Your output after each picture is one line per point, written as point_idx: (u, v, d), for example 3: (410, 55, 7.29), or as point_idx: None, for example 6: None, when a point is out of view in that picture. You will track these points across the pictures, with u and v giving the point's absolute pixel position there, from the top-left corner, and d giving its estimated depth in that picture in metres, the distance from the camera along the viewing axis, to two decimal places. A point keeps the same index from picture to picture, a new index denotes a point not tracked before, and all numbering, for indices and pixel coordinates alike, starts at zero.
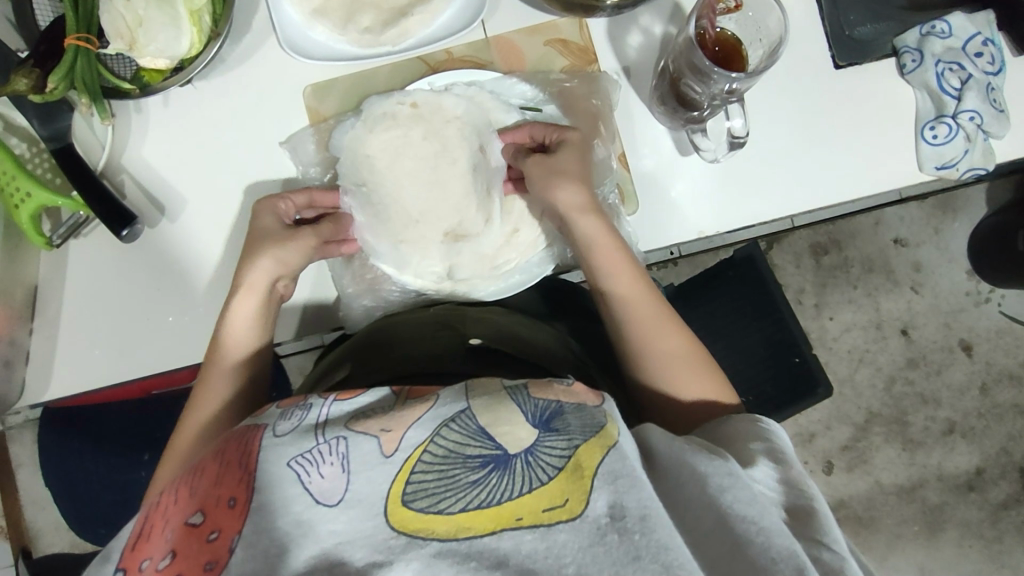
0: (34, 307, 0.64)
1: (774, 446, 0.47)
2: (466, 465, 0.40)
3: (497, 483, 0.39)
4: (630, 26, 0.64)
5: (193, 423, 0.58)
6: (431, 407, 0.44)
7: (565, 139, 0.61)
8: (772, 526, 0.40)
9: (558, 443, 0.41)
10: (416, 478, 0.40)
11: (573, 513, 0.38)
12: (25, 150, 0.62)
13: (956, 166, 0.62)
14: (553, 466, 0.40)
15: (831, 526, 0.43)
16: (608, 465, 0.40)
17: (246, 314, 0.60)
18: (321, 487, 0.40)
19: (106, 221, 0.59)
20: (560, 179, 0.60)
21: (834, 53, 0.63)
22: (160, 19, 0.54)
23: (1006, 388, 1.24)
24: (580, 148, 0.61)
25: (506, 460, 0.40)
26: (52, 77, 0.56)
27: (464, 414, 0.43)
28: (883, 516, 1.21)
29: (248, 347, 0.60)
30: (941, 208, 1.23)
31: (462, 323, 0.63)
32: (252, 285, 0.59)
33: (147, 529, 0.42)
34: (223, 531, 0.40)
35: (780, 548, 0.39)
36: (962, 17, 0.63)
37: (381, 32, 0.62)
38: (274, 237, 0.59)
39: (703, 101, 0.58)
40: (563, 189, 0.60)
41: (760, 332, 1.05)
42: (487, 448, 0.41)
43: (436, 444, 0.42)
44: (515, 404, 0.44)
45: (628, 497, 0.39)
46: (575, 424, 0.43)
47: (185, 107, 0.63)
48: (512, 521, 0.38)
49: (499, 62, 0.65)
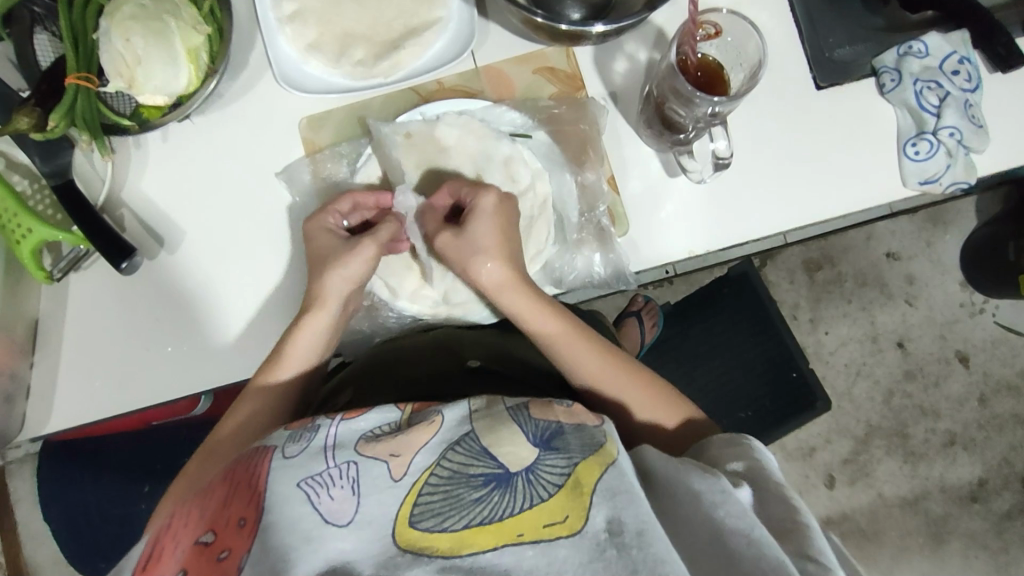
0: (35, 340, 0.65)
1: (754, 463, 0.48)
2: (469, 484, 0.41)
3: (499, 501, 0.40)
4: (616, 53, 0.66)
5: (222, 437, 0.58)
6: (436, 431, 0.45)
7: (479, 208, 0.59)
8: (763, 536, 0.40)
9: (559, 461, 0.43)
10: (422, 499, 0.41)
11: (573, 529, 0.40)
12: (26, 186, 0.63)
13: (939, 180, 0.63)
14: (553, 483, 0.41)
15: (817, 536, 0.42)
16: (607, 481, 0.42)
17: (314, 331, 0.60)
18: (331, 508, 0.42)
19: (105, 254, 0.60)
20: (477, 256, 0.58)
21: (814, 75, 0.65)
22: (158, 58, 0.56)
23: (1004, 398, 1.24)
24: (498, 205, 0.59)
25: (508, 478, 0.41)
26: (53, 115, 0.57)
27: (468, 437, 0.44)
28: (887, 529, 1.21)
29: (305, 364, 0.61)
30: (932, 221, 1.24)
31: (459, 346, 0.63)
32: (327, 301, 0.60)
33: (159, 549, 0.44)
34: (234, 549, 0.41)
35: (771, 558, 0.39)
36: (938, 37, 0.66)
37: (373, 64, 0.64)
38: (337, 258, 0.59)
39: (687, 124, 0.59)
40: (482, 267, 0.58)
41: (757, 347, 1.12)
42: (490, 467, 0.42)
43: (442, 467, 0.43)
44: (517, 426, 0.45)
45: (625, 512, 0.40)
46: (574, 442, 0.44)
47: (183, 142, 0.65)
48: (515, 537, 0.39)
49: (488, 91, 0.66)
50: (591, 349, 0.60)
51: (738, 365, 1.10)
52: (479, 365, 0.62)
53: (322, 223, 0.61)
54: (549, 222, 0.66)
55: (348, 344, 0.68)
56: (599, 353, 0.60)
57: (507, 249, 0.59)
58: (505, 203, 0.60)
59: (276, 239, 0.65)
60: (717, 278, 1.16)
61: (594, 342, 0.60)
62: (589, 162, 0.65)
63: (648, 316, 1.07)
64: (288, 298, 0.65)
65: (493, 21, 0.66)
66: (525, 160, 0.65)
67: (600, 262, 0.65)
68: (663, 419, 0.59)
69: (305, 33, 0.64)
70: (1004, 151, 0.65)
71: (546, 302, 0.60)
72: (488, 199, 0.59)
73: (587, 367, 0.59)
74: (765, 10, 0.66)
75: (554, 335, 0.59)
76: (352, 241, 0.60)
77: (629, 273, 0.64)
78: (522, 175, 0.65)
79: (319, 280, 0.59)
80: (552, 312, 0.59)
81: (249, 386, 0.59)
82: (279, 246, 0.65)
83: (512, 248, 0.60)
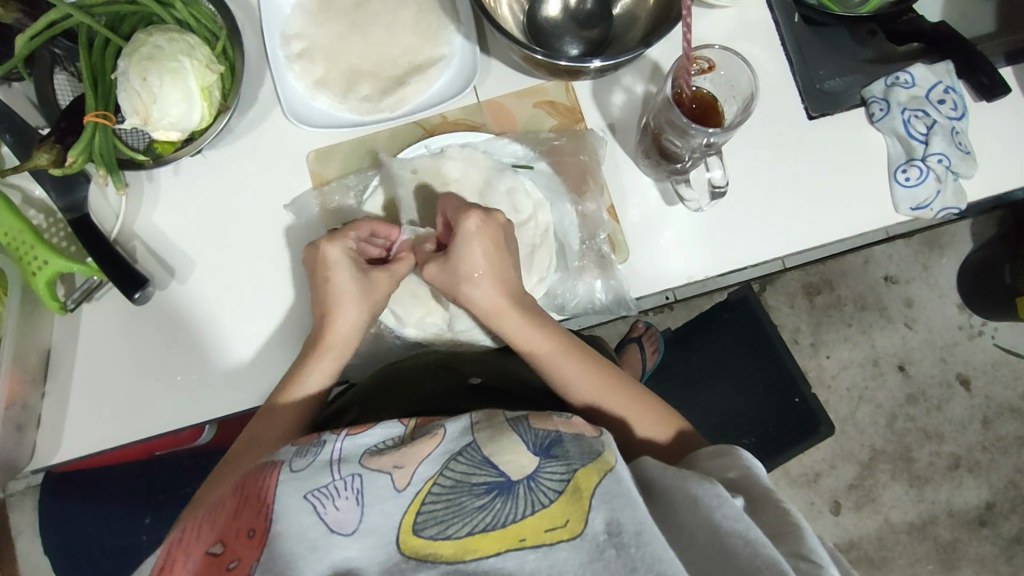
0: (47, 371, 0.66)
1: (748, 471, 0.48)
2: (472, 492, 0.42)
3: (501, 508, 0.41)
4: (613, 86, 0.68)
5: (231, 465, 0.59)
6: (438, 443, 0.46)
7: (462, 231, 0.59)
8: (759, 538, 0.41)
9: (559, 468, 0.43)
10: (426, 508, 0.42)
11: (574, 532, 0.40)
12: (42, 220, 0.65)
13: (929, 206, 0.65)
14: (554, 489, 0.42)
15: (811, 538, 0.43)
16: (605, 486, 0.42)
17: (325, 371, 0.61)
18: (336, 518, 0.43)
19: (120, 284, 0.61)
20: (471, 287, 0.60)
21: (807, 105, 0.67)
22: (173, 95, 0.58)
23: (1008, 420, 1.24)
24: (490, 231, 0.59)
25: (510, 486, 0.42)
26: (72, 150, 0.60)
27: (470, 447, 0.45)
28: (896, 556, 1.20)
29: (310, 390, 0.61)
30: (927, 245, 1.26)
31: (460, 364, 0.65)
32: (334, 338, 0.61)
33: (170, 561, 0.45)
34: (243, 560, 0.42)
35: (766, 558, 0.39)
36: (923, 68, 0.68)
37: (378, 100, 0.67)
38: (351, 296, 0.61)
39: (684, 153, 0.61)
40: (480, 298, 0.60)
41: (760, 369, 1.13)
42: (492, 475, 0.43)
43: (445, 476, 0.44)
44: (517, 436, 0.46)
45: (623, 513, 0.41)
46: (574, 450, 0.45)
47: (193, 175, 0.67)
48: (517, 542, 0.40)
49: (490, 124, 0.69)
50: (585, 366, 0.61)
51: (739, 390, 1.11)
52: (479, 382, 0.63)
53: (339, 249, 0.61)
54: (551, 249, 0.67)
55: (355, 370, 0.69)
56: (593, 370, 0.61)
57: (500, 273, 0.60)
58: (490, 224, 0.59)
59: (285, 267, 0.66)
60: (718, 302, 1.17)
61: (590, 359, 0.61)
62: (589, 192, 0.67)
63: (649, 341, 1.08)
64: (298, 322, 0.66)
65: (494, 56, 0.68)
66: (527, 189, 0.67)
67: (600, 289, 0.66)
68: (659, 433, 0.60)
69: (313, 69, 0.67)
70: (991, 177, 0.67)
71: (542, 325, 0.61)
72: (470, 221, 0.59)
73: (584, 385, 0.60)
74: (756, 43, 0.68)
75: (546, 353, 0.61)
76: (368, 274, 0.62)
77: (630, 298, 0.66)
78: (524, 205, 0.67)
79: (336, 316, 0.61)
80: (547, 330, 0.61)
81: (264, 406, 0.61)
82: (287, 274, 0.66)
83: (509, 273, 0.61)
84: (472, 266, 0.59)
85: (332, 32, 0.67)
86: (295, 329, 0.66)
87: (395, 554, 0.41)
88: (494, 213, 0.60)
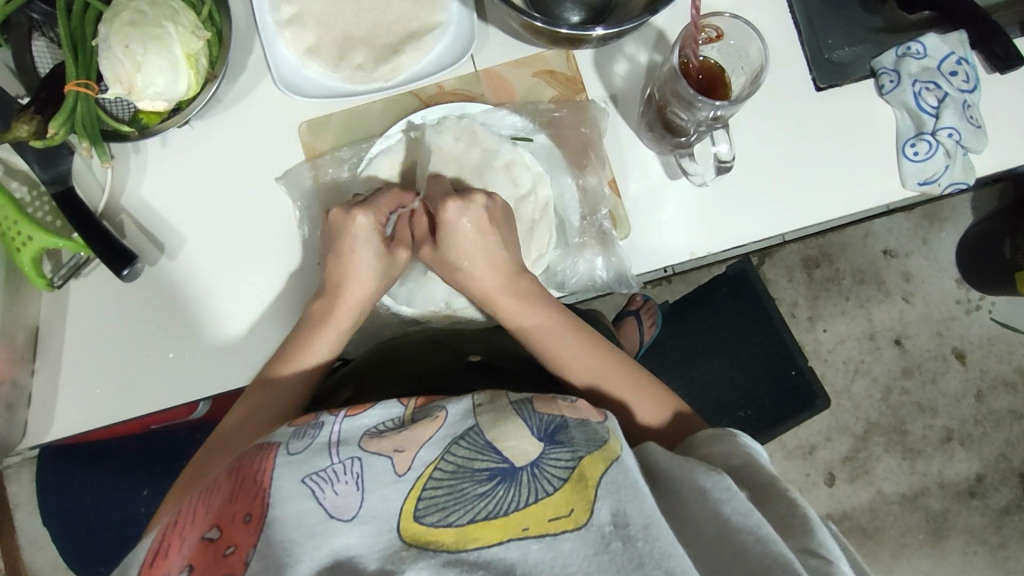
0: (36, 348, 0.65)
1: (749, 458, 0.48)
2: (474, 478, 0.42)
3: (503, 495, 0.41)
4: (616, 56, 0.66)
5: (221, 443, 0.57)
6: (440, 426, 0.45)
7: (445, 220, 0.59)
8: (771, 535, 0.40)
9: (563, 455, 0.43)
10: (426, 494, 0.42)
11: (578, 523, 0.40)
12: (25, 193, 0.63)
13: (937, 181, 0.64)
14: (558, 477, 0.42)
15: (821, 532, 0.42)
16: (611, 476, 0.42)
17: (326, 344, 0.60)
18: (335, 503, 0.42)
19: (107, 261, 0.59)
20: (470, 262, 0.59)
21: (814, 76, 0.65)
22: (159, 63, 0.55)
23: (1001, 394, 1.25)
24: (476, 217, 0.59)
25: (513, 473, 0.42)
26: (53, 122, 0.57)
27: (473, 431, 0.45)
28: (888, 526, 1.22)
29: (306, 364, 0.60)
30: (928, 218, 1.25)
31: (459, 342, 0.64)
32: (340, 316, 0.60)
33: (166, 546, 0.43)
34: (240, 546, 0.41)
35: (777, 556, 0.39)
36: (936, 38, 0.66)
37: (373, 69, 0.64)
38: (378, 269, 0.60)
39: (689, 127, 0.59)
40: (478, 272, 0.60)
41: (757, 344, 1.13)
42: (495, 461, 0.42)
43: (446, 461, 0.43)
44: (521, 419, 0.45)
45: (630, 505, 0.41)
46: (579, 437, 0.45)
47: (181, 146, 0.65)
48: (520, 532, 0.39)
49: (489, 94, 0.66)
50: (580, 344, 0.60)
51: (737, 364, 1.11)
52: (479, 359, 0.62)
53: (372, 221, 0.59)
54: (551, 224, 0.66)
55: (351, 346, 0.68)
56: (586, 349, 0.60)
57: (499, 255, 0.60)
58: (472, 210, 0.58)
59: (277, 243, 0.65)
60: (717, 277, 1.16)
61: (581, 336, 0.60)
62: (591, 167, 0.65)
63: (647, 314, 1.07)
64: (292, 298, 0.65)
65: (492, 23, 0.65)
66: (526, 163, 0.65)
67: (601, 266, 0.65)
68: (653, 418, 0.59)
69: (305, 36, 0.64)
70: (1001, 153, 0.66)
71: (545, 299, 0.61)
72: (450, 210, 0.58)
73: (576, 365, 0.60)
74: (764, 11, 0.66)
75: (540, 327, 0.60)
76: (393, 250, 0.61)
77: (632, 277, 0.65)
78: (523, 179, 0.65)
79: (351, 288, 0.60)
80: (538, 308, 0.60)
81: (259, 379, 0.59)
82: (280, 250, 0.65)
83: (502, 256, 0.60)
84: (462, 254, 0.59)
85: None
86: (286, 306, 0.64)
87: (396, 542, 0.40)
88: (473, 194, 0.59)
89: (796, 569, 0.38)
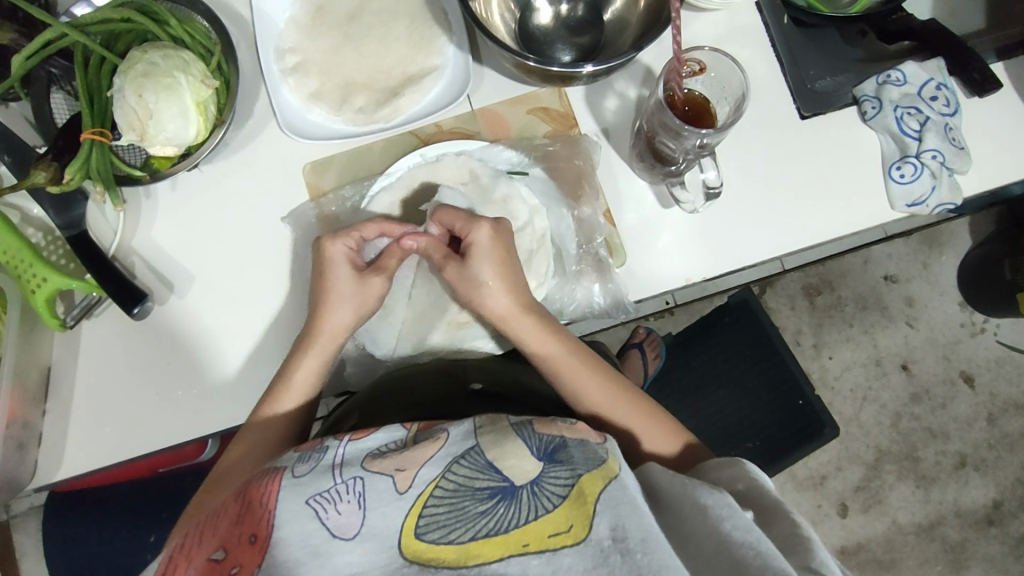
0: (47, 388, 0.66)
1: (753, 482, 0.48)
2: (475, 497, 0.42)
3: (504, 513, 0.41)
4: (606, 92, 0.68)
5: (219, 487, 0.58)
6: (442, 445, 0.46)
7: (474, 243, 0.59)
8: (770, 550, 0.41)
9: (562, 473, 0.44)
10: (428, 511, 0.43)
11: (577, 538, 0.40)
12: (41, 238, 0.66)
13: (925, 202, 0.65)
14: (557, 494, 0.42)
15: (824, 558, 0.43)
16: (609, 493, 0.43)
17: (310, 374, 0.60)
18: (338, 522, 0.43)
19: (118, 300, 0.61)
20: (484, 289, 0.60)
21: (798, 105, 0.68)
22: (170, 111, 0.58)
23: (1013, 417, 1.23)
24: (500, 243, 0.60)
25: (513, 491, 0.42)
26: (69, 168, 0.60)
27: (473, 451, 0.45)
28: (906, 557, 1.19)
29: (303, 398, 0.61)
30: (927, 243, 1.26)
31: (463, 371, 0.64)
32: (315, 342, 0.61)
33: (173, 564, 0.44)
34: (244, 566, 0.41)
35: (777, 570, 0.39)
36: (914, 65, 0.68)
37: (374, 111, 0.67)
38: (357, 290, 0.61)
39: (678, 156, 0.61)
40: (493, 299, 0.60)
41: (761, 372, 1.12)
42: (495, 480, 0.43)
43: (447, 479, 0.44)
44: (521, 439, 0.46)
45: (628, 520, 0.41)
46: (577, 455, 0.46)
47: (190, 189, 0.67)
48: (520, 547, 0.40)
49: (485, 132, 0.69)
50: (586, 372, 0.60)
51: (744, 393, 1.10)
52: (481, 388, 0.63)
53: (341, 248, 0.61)
54: (549, 255, 0.67)
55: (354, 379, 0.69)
56: (601, 378, 0.60)
57: (512, 280, 0.60)
58: (499, 232, 0.60)
59: (278, 277, 0.67)
60: (718, 306, 1.17)
61: (595, 365, 0.61)
62: (585, 197, 0.67)
63: (651, 346, 1.08)
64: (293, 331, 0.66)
65: (487, 65, 0.69)
66: (522, 196, 0.67)
67: (599, 293, 0.66)
68: (660, 446, 0.59)
69: (308, 82, 0.67)
70: (986, 174, 0.67)
71: (553, 326, 0.61)
72: (482, 232, 0.59)
73: (581, 389, 0.60)
74: (746, 45, 0.69)
75: (557, 356, 0.61)
76: (366, 276, 0.61)
77: (628, 302, 0.66)
78: (519, 212, 0.67)
79: (324, 313, 0.60)
80: (557, 336, 0.61)
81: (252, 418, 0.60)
82: (280, 285, 0.66)
83: (518, 283, 0.61)
84: (484, 282, 0.60)
85: (326, 45, 0.68)
86: (285, 337, 0.66)
87: (397, 558, 0.41)
88: (502, 220, 0.61)
89: None
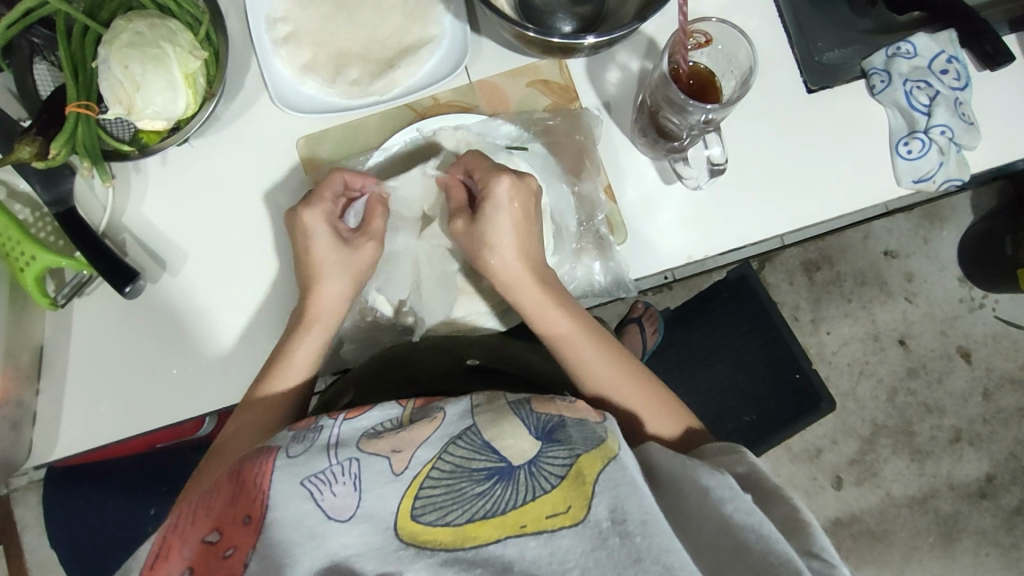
0: (41, 367, 0.65)
1: (753, 466, 0.48)
2: (472, 478, 0.42)
3: (501, 494, 0.41)
4: (607, 63, 0.66)
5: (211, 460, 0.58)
6: (438, 426, 0.46)
7: (495, 196, 0.57)
8: (772, 534, 0.41)
9: (560, 453, 0.43)
10: (424, 492, 0.43)
11: (576, 519, 0.40)
12: (28, 215, 0.64)
13: (932, 178, 0.64)
14: (555, 474, 0.42)
15: (822, 536, 0.43)
16: (608, 473, 0.42)
17: (311, 351, 0.60)
18: (334, 504, 0.43)
19: (109, 279, 0.60)
20: (489, 248, 0.58)
21: (806, 79, 0.66)
22: (157, 84, 0.56)
23: (1008, 392, 1.24)
24: (520, 204, 0.57)
25: (510, 472, 0.42)
26: (54, 143, 0.58)
27: (470, 431, 0.45)
28: (898, 529, 1.21)
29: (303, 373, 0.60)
30: (929, 218, 1.25)
31: (457, 345, 0.64)
32: (319, 311, 0.60)
33: (166, 547, 0.43)
34: (239, 546, 0.42)
35: (780, 554, 0.40)
36: (926, 37, 0.66)
37: (369, 83, 0.65)
38: (345, 258, 0.60)
39: (682, 132, 0.59)
40: (500, 260, 0.58)
41: (761, 346, 1.12)
42: (492, 460, 0.43)
43: (443, 460, 0.43)
44: (518, 419, 0.46)
45: (628, 502, 0.41)
46: (576, 435, 0.45)
47: (178, 162, 0.65)
48: (518, 529, 0.40)
49: (483, 105, 0.67)
50: (590, 346, 0.59)
51: (742, 368, 1.10)
52: (477, 363, 0.62)
53: (316, 213, 0.59)
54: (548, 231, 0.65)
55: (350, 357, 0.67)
56: (603, 351, 0.60)
57: (524, 245, 0.59)
58: (522, 188, 0.57)
59: (279, 251, 0.65)
60: (717, 282, 1.16)
61: (599, 341, 0.60)
62: (586, 173, 0.66)
63: (649, 321, 1.08)
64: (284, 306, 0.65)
65: (485, 35, 0.66)
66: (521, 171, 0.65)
67: (600, 271, 0.65)
68: (661, 428, 0.59)
69: (301, 53, 0.65)
70: (993, 150, 0.66)
71: (562, 298, 0.60)
72: (504, 184, 0.57)
73: (595, 371, 0.59)
74: (753, 15, 0.66)
75: (565, 334, 0.59)
76: (354, 242, 0.60)
77: (629, 281, 0.65)
78: None
79: (321, 286, 0.59)
80: (565, 310, 0.59)
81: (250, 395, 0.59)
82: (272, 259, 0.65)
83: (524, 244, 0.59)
84: (493, 240, 0.58)
85: (319, 14, 0.65)
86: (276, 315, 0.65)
87: (394, 541, 0.41)
88: (525, 176, 0.58)
89: (798, 568, 0.39)
